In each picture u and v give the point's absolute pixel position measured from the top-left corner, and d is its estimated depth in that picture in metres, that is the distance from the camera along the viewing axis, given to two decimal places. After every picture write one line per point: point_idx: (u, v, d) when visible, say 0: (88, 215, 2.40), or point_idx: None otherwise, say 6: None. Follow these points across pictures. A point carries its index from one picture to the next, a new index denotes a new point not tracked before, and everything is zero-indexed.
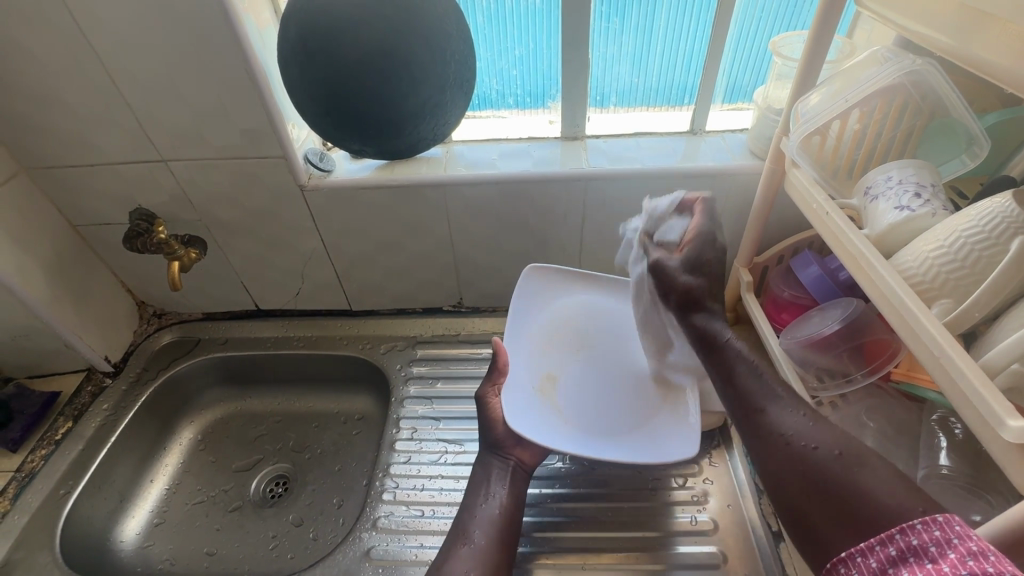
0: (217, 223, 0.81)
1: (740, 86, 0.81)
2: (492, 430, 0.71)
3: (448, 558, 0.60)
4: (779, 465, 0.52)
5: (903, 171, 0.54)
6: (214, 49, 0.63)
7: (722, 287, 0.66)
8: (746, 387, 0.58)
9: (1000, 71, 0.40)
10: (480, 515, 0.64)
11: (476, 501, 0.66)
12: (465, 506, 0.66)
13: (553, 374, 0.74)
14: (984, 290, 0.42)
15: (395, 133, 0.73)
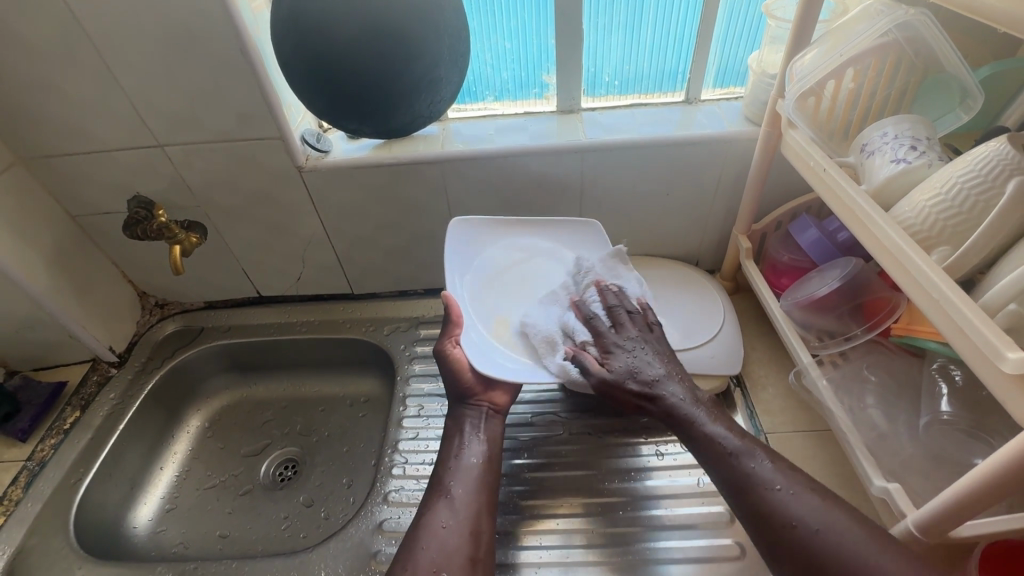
0: (216, 208, 0.81)
1: (731, 69, 0.80)
2: (458, 378, 0.70)
3: (426, 510, 0.60)
4: (771, 541, 0.51)
5: (899, 126, 0.55)
6: (206, 29, 0.63)
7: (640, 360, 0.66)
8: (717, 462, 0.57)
9: (994, 13, 0.40)
10: (458, 467, 0.64)
11: (458, 454, 0.66)
12: (443, 459, 0.66)
13: (505, 318, 0.73)
14: (982, 234, 0.43)
15: (391, 110, 0.73)
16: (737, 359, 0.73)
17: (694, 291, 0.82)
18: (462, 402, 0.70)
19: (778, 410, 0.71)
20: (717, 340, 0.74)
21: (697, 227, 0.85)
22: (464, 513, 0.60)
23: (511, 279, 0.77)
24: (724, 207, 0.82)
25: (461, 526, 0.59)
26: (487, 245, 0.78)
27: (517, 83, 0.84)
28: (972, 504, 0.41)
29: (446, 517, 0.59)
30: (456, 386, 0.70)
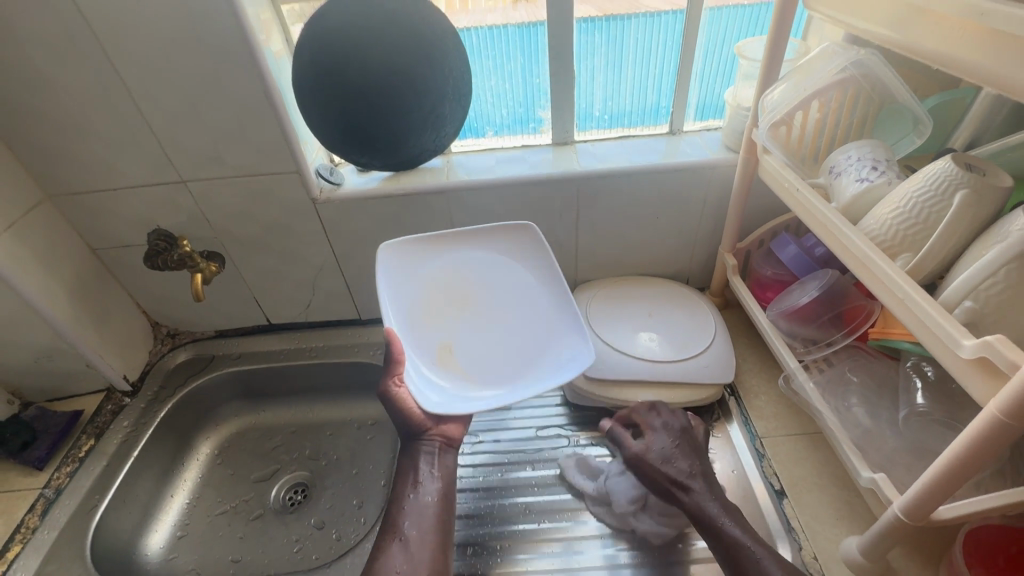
0: (232, 239, 0.86)
1: (710, 106, 0.88)
2: (407, 416, 0.72)
3: (379, 555, 0.64)
4: None
5: (861, 150, 0.62)
6: (232, 75, 0.68)
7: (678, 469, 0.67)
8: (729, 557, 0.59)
9: (937, 55, 0.47)
10: (413, 505, 0.68)
11: (413, 494, 0.69)
12: (396, 501, 0.69)
13: (446, 342, 0.74)
14: (936, 241, 0.48)
15: (400, 144, 0.79)
16: (730, 368, 0.78)
17: (686, 307, 0.87)
18: (414, 441, 0.72)
19: (770, 415, 0.75)
20: (710, 352, 0.79)
21: (686, 246, 0.91)
22: (419, 558, 0.63)
23: (455, 299, 0.78)
24: (710, 228, 0.88)
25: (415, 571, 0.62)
26: (422, 263, 0.78)
27: (514, 118, 0.90)
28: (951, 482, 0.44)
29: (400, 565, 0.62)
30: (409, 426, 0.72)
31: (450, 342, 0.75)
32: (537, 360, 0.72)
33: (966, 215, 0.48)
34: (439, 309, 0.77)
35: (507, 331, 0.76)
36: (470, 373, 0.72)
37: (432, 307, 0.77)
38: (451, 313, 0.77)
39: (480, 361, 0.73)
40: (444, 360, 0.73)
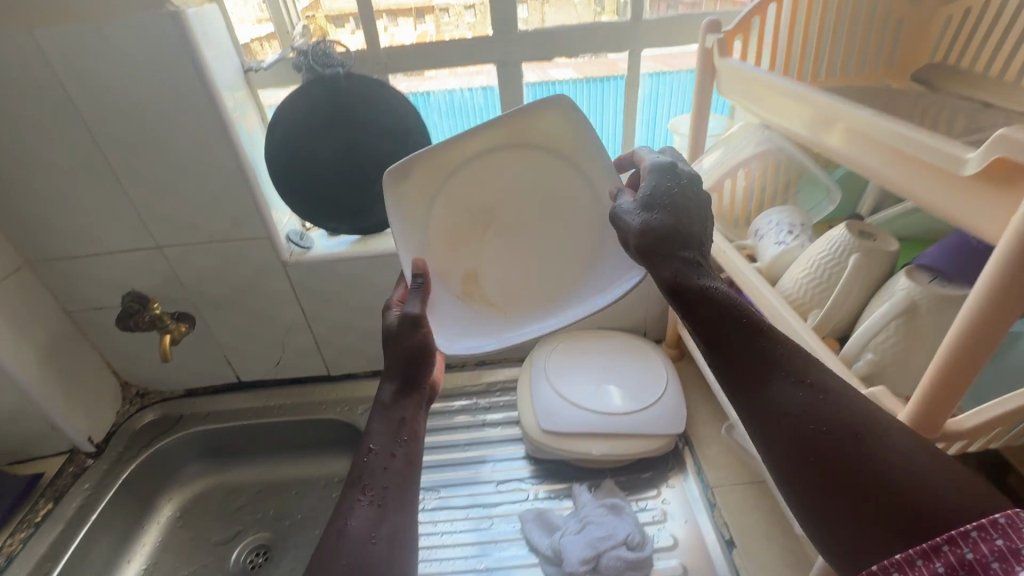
0: (204, 300, 0.89)
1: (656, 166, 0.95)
2: (399, 350, 0.58)
3: (347, 516, 0.52)
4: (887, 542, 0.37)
5: (780, 216, 0.69)
6: (207, 151, 0.74)
7: (734, 322, 0.46)
8: (774, 421, 0.43)
9: (829, 151, 0.46)
10: (388, 467, 0.55)
11: (387, 449, 0.56)
12: (366, 454, 0.56)
13: (471, 270, 0.64)
14: (835, 300, 0.53)
15: (367, 210, 0.85)
16: (681, 418, 0.82)
17: (640, 359, 0.91)
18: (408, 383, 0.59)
19: (722, 465, 0.78)
20: (662, 402, 0.83)
21: (641, 300, 0.96)
22: (379, 521, 0.52)
23: (481, 216, 0.65)
24: None
25: (366, 532, 0.51)
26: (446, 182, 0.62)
27: None
28: (944, 393, 0.37)
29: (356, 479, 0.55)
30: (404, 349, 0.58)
31: (477, 267, 0.65)
32: (578, 269, 0.65)
33: (859, 272, 0.53)
34: (459, 231, 0.64)
35: (541, 252, 0.66)
36: (502, 300, 0.65)
37: (454, 229, 0.64)
38: (474, 230, 0.65)
39: (510, 284, 0.66)
40: (473, 291, 0.64)
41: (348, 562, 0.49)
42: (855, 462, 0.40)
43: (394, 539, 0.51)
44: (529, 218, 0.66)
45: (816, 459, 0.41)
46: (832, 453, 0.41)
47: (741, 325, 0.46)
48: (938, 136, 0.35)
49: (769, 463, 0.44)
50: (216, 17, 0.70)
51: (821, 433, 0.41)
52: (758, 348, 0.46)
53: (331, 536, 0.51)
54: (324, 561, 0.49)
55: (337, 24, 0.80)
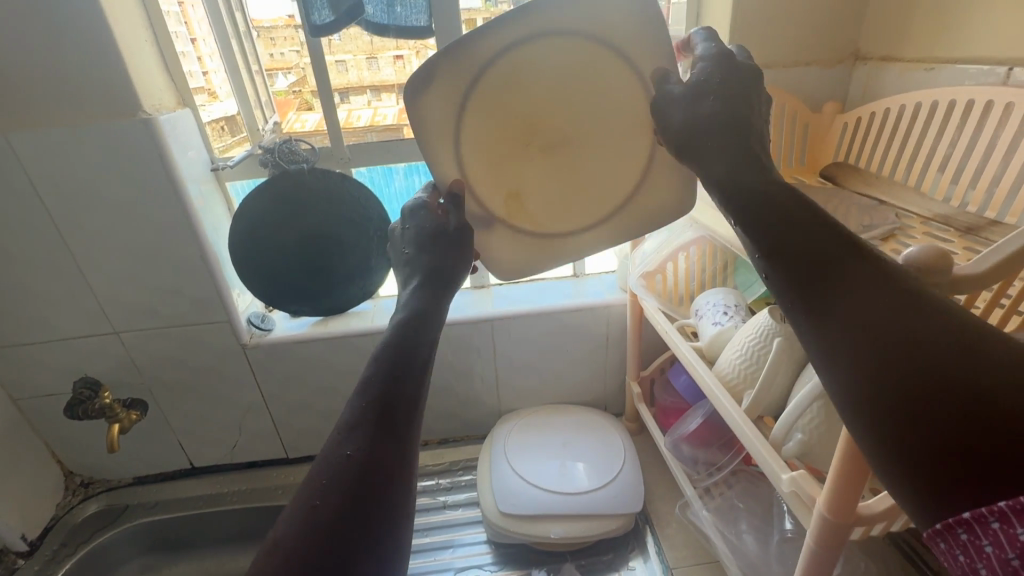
0: (160, 385, 0.88)
1: None
2: (437, 255, 0.51)
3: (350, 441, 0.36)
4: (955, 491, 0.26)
5: (717, 298, 0.73)
6: (173, 240, 0.76)
7: (779, 211, 0.36)
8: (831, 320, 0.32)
9: None
10: (401, 380, 0.40)
11: (407, 349, 0.42)
12: (382, 351, 0.42)
13: (512, 190, 0.58)
14: (764, 381, 0.56)
15: (329, 293, 0.88)
16: (639, 496, 0.82)
17: (599, 434, 0.92)
18: (435, 280, 0.49)
19: (680, 543, 0.78)
20: (620, 479, 0.83)
21: (599, 375, 0.99)
22: (382, 446, 0.36)
23: (524, 129, 0.55)
24: (617, 357, 0.97)
25: (370, 456, 0.36)
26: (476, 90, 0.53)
27: None
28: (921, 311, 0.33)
29: (363, 394, 0.39)
30: (438, 240, 0.52)
31: (521, 189, 0.58)
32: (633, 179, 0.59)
33: (778, 360, 0.56)
34: (497, 153, 0.56)
35: (595, 166, 0.58)
36: (544, 219, 0.61)
37: (491, 151, 0.56)
38: (508, 148, 0.56)
39: (554, 202, 0.60)
40: (516, 214, 0.60)
41: (349, 505, 0.33)
42: (940, 365, 0.27)
43: (402, 462, 0.37)
44: (582, 138, 0.57)
45: (899, 380, 0.28)
46: (918, 357, 0.28)
47: (785, 214, 0.36)
48: None
49: (834, 392, 0.31)
50: (188, 120, 0.76)
51: (873, 340, 0.30)
52: (812, 234, 0.34)
53: (321, 477, 0.35)
54: (313, 509, 0.33)
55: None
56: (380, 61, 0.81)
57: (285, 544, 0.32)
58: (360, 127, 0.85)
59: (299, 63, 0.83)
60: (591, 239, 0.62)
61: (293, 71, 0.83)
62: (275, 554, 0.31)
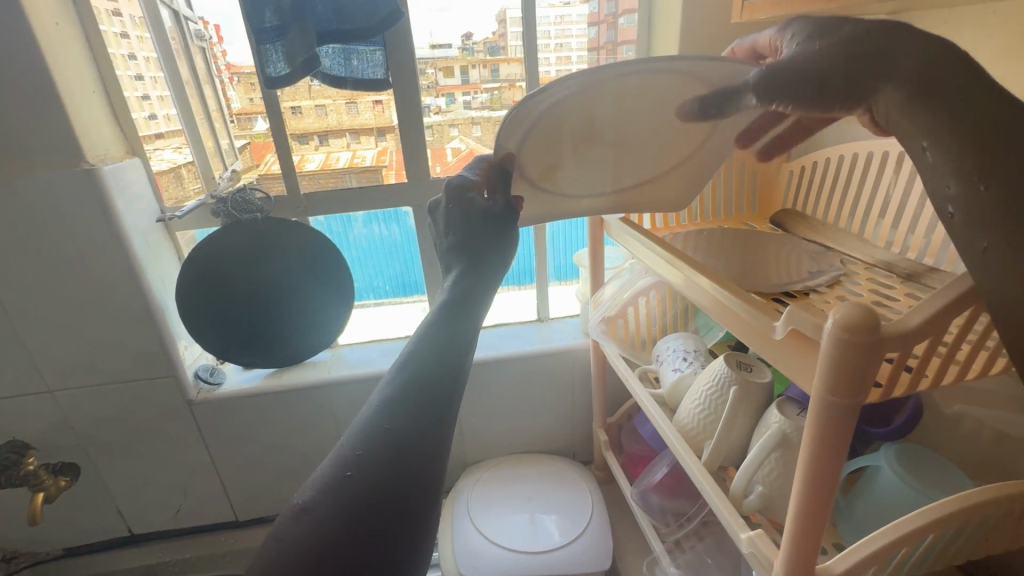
0: (97, 446, 0.82)
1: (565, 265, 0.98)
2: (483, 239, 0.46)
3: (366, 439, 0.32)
4: None
5: (677, 343, 0.73)
6: (116, 292, 0.73)
7: (967, 78, 0.29)
8: (1004, 220, 0.27)
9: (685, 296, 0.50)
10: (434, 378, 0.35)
11: (453, 341, 0.37)
12: (425, 339, 0.37)
13: (553, 163, 0.56)
14: (722, 431, 0.55)
15: (285, 343, 0.85)
16: (608, 552, 0.78)
17: (566, 486, 0.89)
18: (481, 273, 0.44)
19: None
20: (587, 535, 0.80)
21: (566, 422, 0.96)
22: (423, 432, 0.33)
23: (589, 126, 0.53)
24: (583, 404, 0.95)
25: (409, 439, 0.32)
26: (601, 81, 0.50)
27: (395, 283, 0.95)
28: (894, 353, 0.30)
29: (403, 375, 0.35)
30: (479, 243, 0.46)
31: (559, 164, 0.57)
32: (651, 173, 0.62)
33: (735, 409, 0.55)
34: (575, 131, 0.54)
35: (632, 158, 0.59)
36: (569, 185, 0.60)
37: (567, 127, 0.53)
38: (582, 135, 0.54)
39: (585, 177, 0.59)
40: (546, 181, 0.58)
41: (383, 491, 0.30)
42: None
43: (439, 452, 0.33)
44: (646, 135, 0.56)
45: None
46: None
47: (981, 81, 0.29)
48: (752, 300, 0.39)
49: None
50: (137, 170, 0.74)
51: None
52: (981, 109, 0.28)
53: (352, 458, 0.31)
54: (344, 483, 0.30)
55: (301, 141, 0.82)
56: (358, 105, 0.81)
57: (310, 518, 0.29)
58: (340, 169, 0.84)
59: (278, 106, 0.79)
60: (591, 204, 0.62)
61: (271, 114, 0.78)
62: (297, 529, 0.29)
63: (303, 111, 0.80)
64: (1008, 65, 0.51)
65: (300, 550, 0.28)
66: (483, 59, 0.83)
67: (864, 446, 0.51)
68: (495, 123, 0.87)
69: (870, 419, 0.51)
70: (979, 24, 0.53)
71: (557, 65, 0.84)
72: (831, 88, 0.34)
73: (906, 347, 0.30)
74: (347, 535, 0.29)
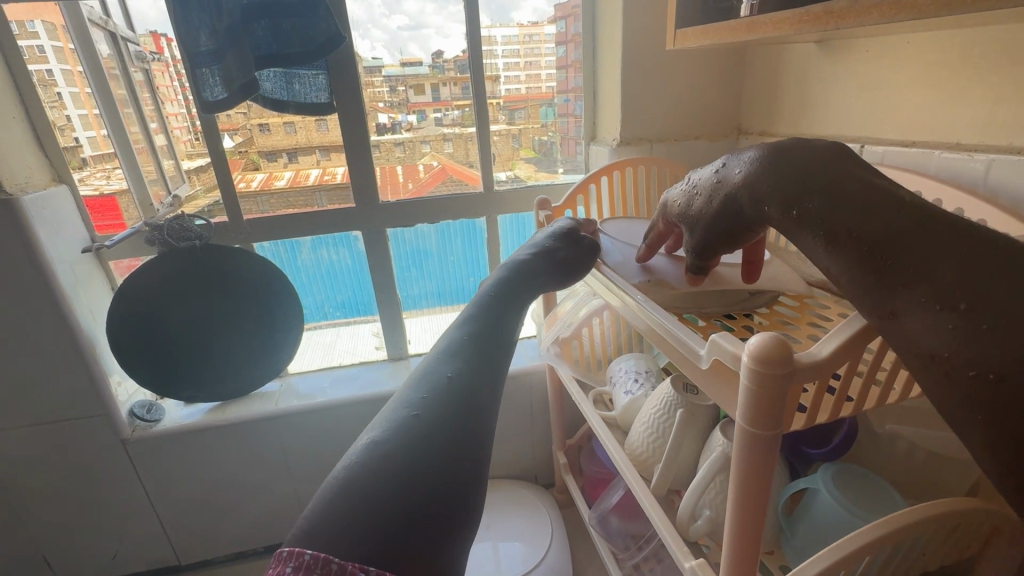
0: (19, 492, 0.76)
1: None
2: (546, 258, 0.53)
3: (427, 393, 0.36)
4: (968, 412, 0.22)
5: (629, 364, 0.73)
6: (40, 327, 0.68)
7: (793, 165, 0.31)
8: (853, 280, 0.26)
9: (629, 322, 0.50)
10: (484, 353, 0.40)
11: (497, 325, 0.43)
12: (475, 321, 0.43)
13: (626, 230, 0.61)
14: (670, 455, 0.55)
15: (228, 375, 0.82)
16: None
17: (526, 511, 0.87)
18: (527, 275, 0.50)
19: None
20: (545, 563, 0.78)
21: (526, 445, 0.95)
22: (475, 380, 0.38)
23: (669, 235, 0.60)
24: (543, 427, 0.94)
25: (467, 386, 0.37)
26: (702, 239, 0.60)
27: (347, 306, 0.93)
28: (831, 369, 0.30)
29: (451, 345, 0.40)
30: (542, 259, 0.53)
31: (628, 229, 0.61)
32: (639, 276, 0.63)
33: (681, 433, 0.54)
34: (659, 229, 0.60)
35: None
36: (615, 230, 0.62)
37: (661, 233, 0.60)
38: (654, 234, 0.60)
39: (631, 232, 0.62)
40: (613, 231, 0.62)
41: (438, 436, 0.34)
42: (926, 278, 0.23)
43: (490, 400, 0.38)
44: None
45: (892, 303, 0.24)
46: (897, 272, 0.24)
47: (804, 161, 0.30)
48: (687, 330, 0.39)
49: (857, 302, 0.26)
50: (64, 199, 0.71)
51: (887, 297, 0.24)
52: (806, 172, 0.30)
53: (418, 399, 0.36)
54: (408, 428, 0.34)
55: (268, 158, 0.80)
56: (328, 122, 0.79)
57: (380, 446, 0.33)
58: (309, 186, 0.82)
59: (246, 123, 0.77)
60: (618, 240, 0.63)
61: (236, 131, 0.77)
62: (368, 457, 0.32)
63: (271, 128, 0.78)
64: (924, 93, 0.53)
65: (373, 469, 0.31)
66: (454, 77, 0.82)
67: (802, 465, 0.52)
68: (467, 140, 0.86)
69: (807, 440, 0.52)
70: (898, 53, 0.55)
71: (527, 83, 0.85)
72: (734, 226, 0.37)
73: (819, 377, 0.30)
74: (413, 459, 0.32)
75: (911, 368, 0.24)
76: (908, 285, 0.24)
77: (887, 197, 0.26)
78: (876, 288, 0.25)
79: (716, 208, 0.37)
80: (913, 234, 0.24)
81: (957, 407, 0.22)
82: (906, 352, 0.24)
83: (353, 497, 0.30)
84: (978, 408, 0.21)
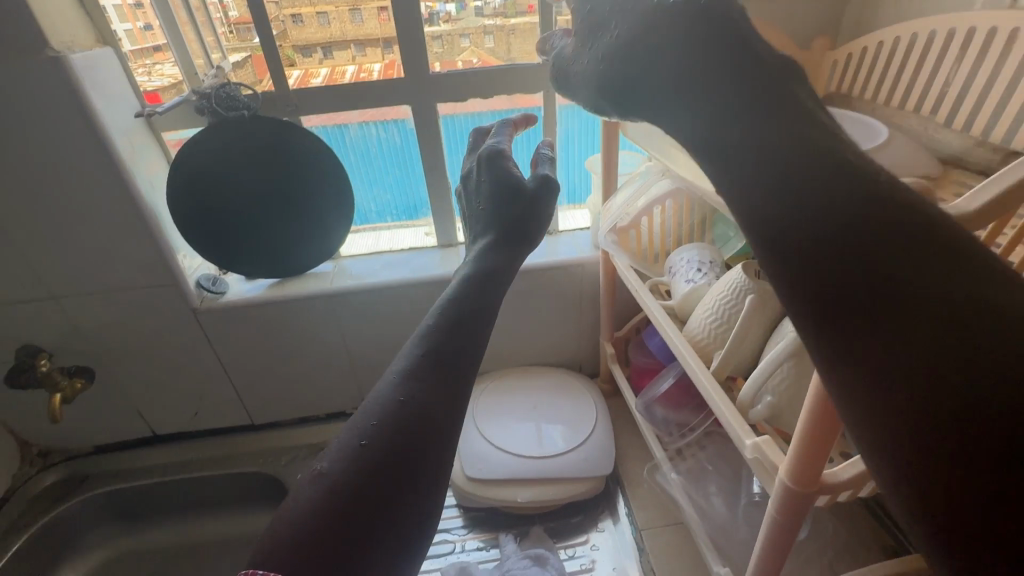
0: (109, 353, 0.84)
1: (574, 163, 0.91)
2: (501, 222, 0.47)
3: (374, 425, 0.35)
4: (932, 463, 0.22)
5: (692, 253, 0.69)
6: (107, 197, 0.70)
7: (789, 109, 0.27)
8: (823, 303, 0.24)
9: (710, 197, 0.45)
10: (437, 381, 0.37)
11: (463, 334, 0.39)
12: (436, 336, 0.39)
13: None
14: (735, 339, 0.52)
15: (282, 253, 0.83)
16: (609, 458, 0.81)
17: (572, 397, 0.90)
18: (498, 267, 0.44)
19: (649, 506, 0.78)
20: (590, 443, 0.83)
21: (573, 337, 0.95)
22: (430, 405, 0.36)
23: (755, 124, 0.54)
24: (592, 320, 0.93)
25: (421, 412, 0.35)
26: None
27: (398, 193, 0.92)
28: None
29: (409, 361, 0.38)
30: (502, 185, 0.48)
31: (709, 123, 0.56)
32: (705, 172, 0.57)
33: (750, 319, 0.52)
34: None
35: None
36: None
37: None
38: None
39: None
40: None
41: (380, 472, 0.33)
42: (917, 312, 0.22)
43: (447, 426, 0.36)
44: None
45: (870, 348, 0.23)
46: (881, 303, 0.23)
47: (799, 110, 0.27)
48: None
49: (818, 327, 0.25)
50: (112, 63, 0.69)
51: (862, 332, 0.24)
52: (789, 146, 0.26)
53: (366, 426, 0.35)
54: (354, 457, 0.33)
55: (303, 53, 0.77)
56: (363, 12, 0.75)
57: (326, 479, 0.33)
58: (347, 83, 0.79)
59: (278, 14, 0.74)
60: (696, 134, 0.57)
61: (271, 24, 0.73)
62: (315, 490, 0.33)
63: (304, 19, 0.75)
64: None
65: (315, 502, 0.32)
66: None
67: None
68: (509, 33, 0.79)
69: None
70: None
71: None
72: None
73: None
74: (355, 496, 0.32)
75: (872, 406, 0.24)
76: (890, 348, 0.23)
77: (887, 199, 0.24)
78: (848, 318, 0.24)
79: (624, 51, 0.31)
80: (898, 264, 0.23)
81: (922, 455, 0.23)
82: (864, 394, 0.24)
83: (295, 529, 0.31)
84: (947, 460, 0.22)
